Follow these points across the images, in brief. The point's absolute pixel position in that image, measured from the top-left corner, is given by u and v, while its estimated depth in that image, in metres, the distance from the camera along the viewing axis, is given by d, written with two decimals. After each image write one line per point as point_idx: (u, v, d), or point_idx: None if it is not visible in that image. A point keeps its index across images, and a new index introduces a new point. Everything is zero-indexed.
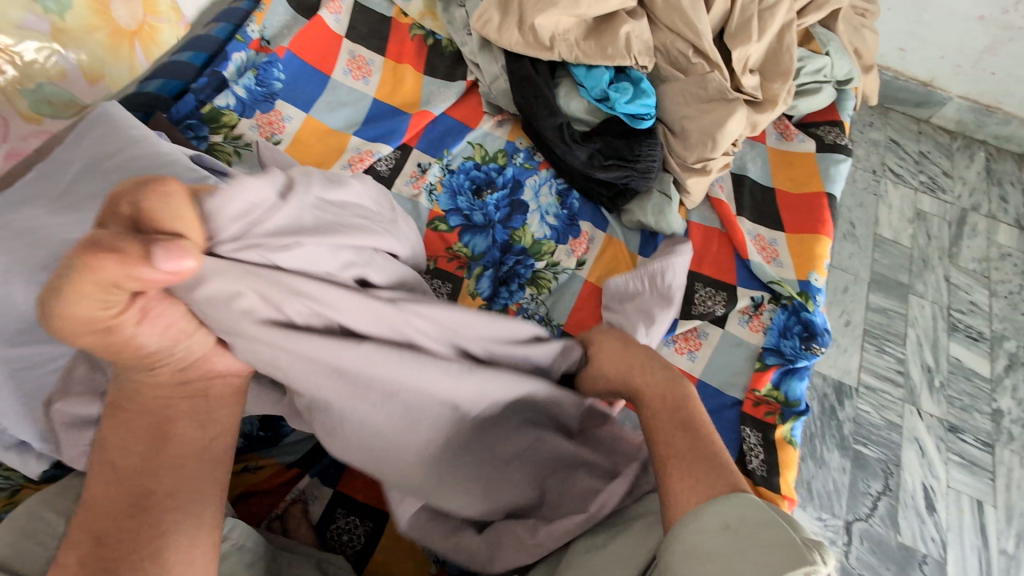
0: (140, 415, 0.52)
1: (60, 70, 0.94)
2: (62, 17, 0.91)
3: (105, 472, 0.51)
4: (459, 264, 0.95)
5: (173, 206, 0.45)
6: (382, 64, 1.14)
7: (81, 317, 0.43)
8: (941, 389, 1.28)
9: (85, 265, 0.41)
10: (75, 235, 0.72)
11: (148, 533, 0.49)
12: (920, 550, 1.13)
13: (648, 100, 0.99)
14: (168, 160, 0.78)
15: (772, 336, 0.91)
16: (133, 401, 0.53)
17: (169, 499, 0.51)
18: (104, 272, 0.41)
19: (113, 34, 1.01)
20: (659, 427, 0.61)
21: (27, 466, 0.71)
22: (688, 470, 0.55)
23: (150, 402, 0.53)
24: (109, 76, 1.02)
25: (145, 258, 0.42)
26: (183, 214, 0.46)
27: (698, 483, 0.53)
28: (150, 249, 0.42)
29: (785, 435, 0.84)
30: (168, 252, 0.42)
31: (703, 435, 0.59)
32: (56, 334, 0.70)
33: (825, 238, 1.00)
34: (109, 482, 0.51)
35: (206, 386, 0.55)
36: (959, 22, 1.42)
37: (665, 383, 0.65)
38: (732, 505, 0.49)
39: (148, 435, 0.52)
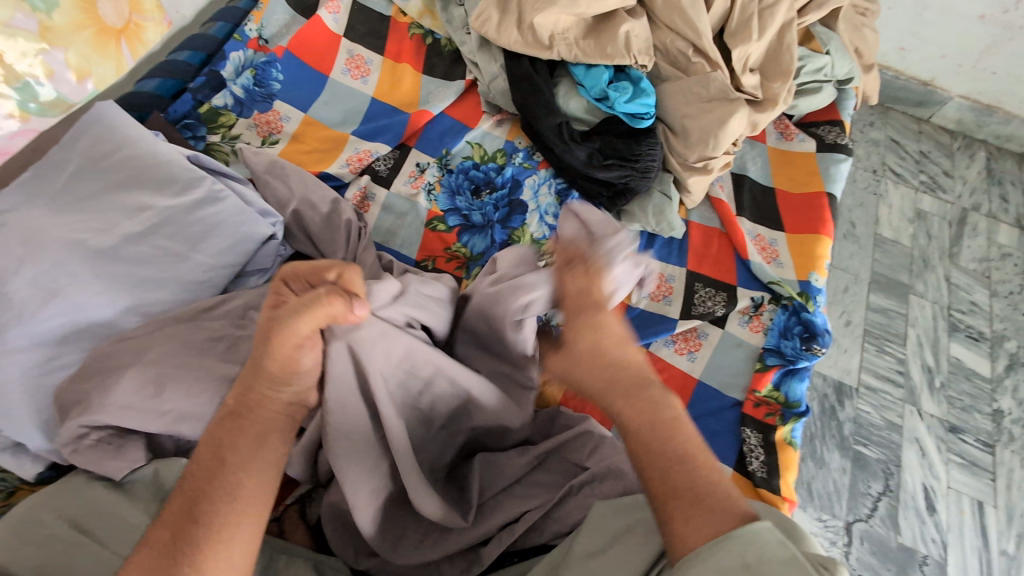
0: (256, 421, 0.55)
1: (46, 69, 0.83)
2: (50, 15, 0.80)
3: (212, 459, 0.52)
4: (458, 264, 0.96)
5: (351, 273, 0.59)
6: (381, 63, 1.14)
7: (285, 347, 0.55)
8: (941, 389, 1.28)
9: (311, 301, 0.55)
10: (74, 236, 0.73)
11: (222, 520, 0.49)
12: (920, 551, 1.13)
13: (647, 99, 0.98)
14: (165, 161, 0.81)
15: (772, 337, 0.91)
16: (260, 405, 0.56)
17: (253, 492, 0.52)
18: (321, 308, 0.55)
19: (99, 33, 0.90)
20: (644, 455, 0.53)
21: (21, 468, 0.68)
22: (690, 508, 0.49)
23: (265, 410, 0.56)
24: (96, 73, 0.93)
25: (347, 306, 0.56)
26: (353, 277, 0.59)
27: (703, 520, 0.48)
28: (350, 300, 0.57)
29: (786, 437, 0.84)
30: (359, 303, 0.57)
31: (700, 464, 0.52)
32: (49, 334, 0.68)
33: (826, 239, 0.99)
34: (207, 470, 0.51)
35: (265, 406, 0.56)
36: (960, 22, 1.42)
37: (649, 406, 0.56)
38: (749, 541, 0.45)
39: (253, 439, 0.54)
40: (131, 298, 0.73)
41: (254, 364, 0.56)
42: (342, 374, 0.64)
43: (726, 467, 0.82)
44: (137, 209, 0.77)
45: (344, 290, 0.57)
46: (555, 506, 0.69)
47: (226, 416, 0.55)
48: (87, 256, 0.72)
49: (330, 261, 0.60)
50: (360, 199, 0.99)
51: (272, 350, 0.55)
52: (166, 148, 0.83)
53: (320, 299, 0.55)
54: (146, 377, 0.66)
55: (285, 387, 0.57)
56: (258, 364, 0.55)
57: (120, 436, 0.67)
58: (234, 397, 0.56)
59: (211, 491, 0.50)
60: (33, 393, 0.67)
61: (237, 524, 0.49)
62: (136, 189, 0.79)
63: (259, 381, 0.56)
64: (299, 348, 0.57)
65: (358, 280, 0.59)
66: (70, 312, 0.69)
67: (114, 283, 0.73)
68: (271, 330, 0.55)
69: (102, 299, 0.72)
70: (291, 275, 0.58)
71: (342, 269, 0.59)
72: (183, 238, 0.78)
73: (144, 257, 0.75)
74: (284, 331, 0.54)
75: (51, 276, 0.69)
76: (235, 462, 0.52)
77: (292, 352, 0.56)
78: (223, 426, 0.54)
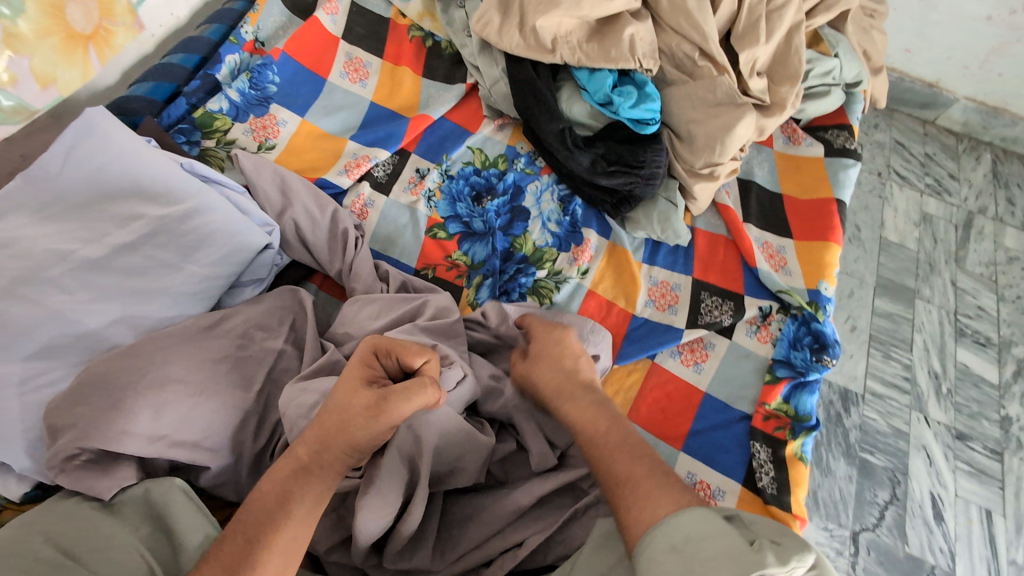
0: (320, 478, 0.57)
1: (9, 75, 0.85)
2: (14, 22, 0.83)
3: (272, 498, 0.55)
4: (458, 273, 0.93)
5: (428, 358, 0.64)
6: (380, 66, 1.11)
7: (373, 431, 0.58)
8: (948, 396, 1.26)
9: (415, 385, 0.59)
10: (61, 247, 0.71)
11: (268, 566, 0.51)
12: (928, 561, 1.10)
13: (653, 104, 0.95)
14: (145, 169, 0.78)
15: (781, 348, 0.89)
16: (329, 463, 0.58)
17: (297, 543, 0.54)
18: (422, 392, 0.59)
19: (66, 39, 0.90)
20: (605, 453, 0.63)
21: (6, 488, 0.66)
22: (636, 494, 0.57)
23: (333, 468, 0.58)
24: (62, 81, 0.92)
25: (437, 399, 0.61)
26: (431, 363, 0.64)
27: (647, 504, 0.55)
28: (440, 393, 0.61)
29: (797, 452, 0.81)
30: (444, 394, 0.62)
31: (635, 454, 0.61)
32: (32, 349, 0.66)
33: (835, 247, 0.97)
34: (269, 508, 0.54)
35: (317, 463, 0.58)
36: (966, 23, 1.39)
37: (601, 413, 0.67)
38: (680, 521, 0.52)
39: (314, 497, 0.56)
40: (121, 310, 0.71)
41: (341, 426, 0.58)
42: (402, 446, 0.65)
43: (735, 483, 0.80)
44: (128, 219, 0.75)
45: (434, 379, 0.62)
46: (557, 530, 0.69)
47: (296, 471, 0.57)
48: (75, 268, 0.71)
49: (415, 350, 0.64)
50: (358, 206, 0.97)
51: (373, 424, 0.58)
52: (155, 154, 0.79)
53: (429, 390, 0.59)
54: (140, 396, 0.65)
55: (355, 452, 0.59)
56: (347, 429, 0.58)
57: (108, 456, 0.65)
58: (307, 448, 0.58)
59: (271, 535, 0.52)
60: (17, 411, 0.64)
61: (279, 574, 0.52)
62: (126, 198, 0.76)
63: (336, 443, 0.58)
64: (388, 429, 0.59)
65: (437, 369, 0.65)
66: (56, 326, 0.67)
67: (104, 296, 0.71)
68: (375, 410, 0.58)
69: (90, 312, 0.69)
70: (383, 348, 0.63)
71: (429, 358, 0.64)
72: (175, 247, 0.76)
73: (137, 268, 0.74)
74: (392, 412, 0.58)
75: (37, 290, 0.68)
76: (292, 515, 0.54)
77: (384, 431, 0.59)
78: (293, 478, 0.56)
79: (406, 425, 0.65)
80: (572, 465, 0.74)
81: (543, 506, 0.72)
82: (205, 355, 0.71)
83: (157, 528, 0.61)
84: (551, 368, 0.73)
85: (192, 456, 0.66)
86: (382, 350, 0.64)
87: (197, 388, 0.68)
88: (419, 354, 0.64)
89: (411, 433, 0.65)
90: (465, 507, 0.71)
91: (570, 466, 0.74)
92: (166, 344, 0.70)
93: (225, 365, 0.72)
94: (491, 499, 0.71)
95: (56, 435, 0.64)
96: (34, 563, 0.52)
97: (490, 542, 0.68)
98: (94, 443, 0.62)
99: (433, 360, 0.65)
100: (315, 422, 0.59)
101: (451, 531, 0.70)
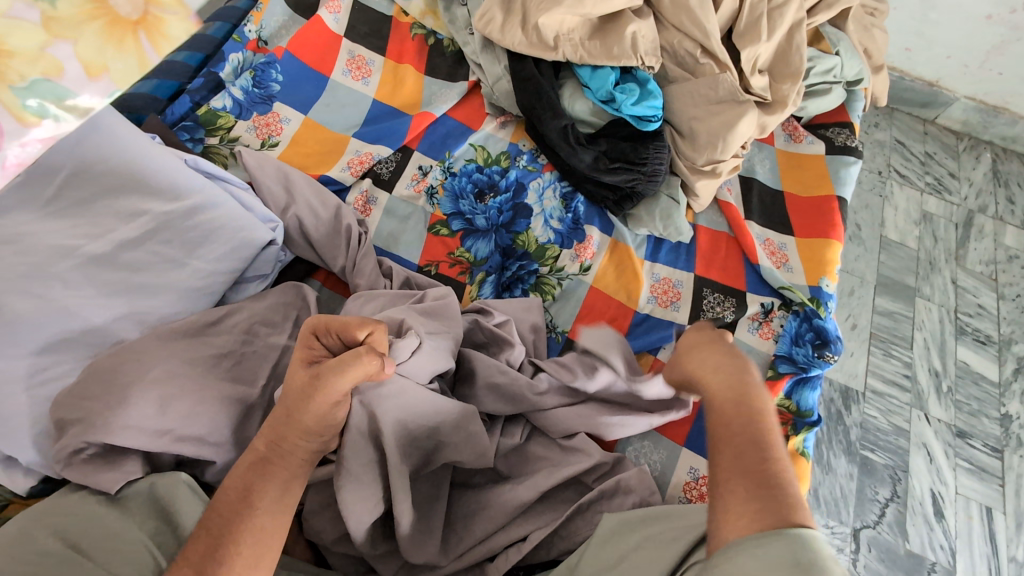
0: (284, 467, 0.56)
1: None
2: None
3: (239, 490, 0.54)
4: (461, 269, 0.94)
5: (370, 329, 0.62)
6: (382, 64, 1.11)
7: (313, 413, 0.58)
8: (949, 394, 1.26)
9: (344, 360, 0.57)
10: (67, 242, 0.71)
11: (239, 564, 0.50)
12: (928, 558, 1.11)
13: (655, 101, 0.96)
14: (152, 166, 0.78)
15: (784, 344, 0.89)
16: (289, 452, 0.57)
17: (271, 531, 0.53)
18: (355, 367, 0.57)
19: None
20: (725, 437, 0.53)
21: (13, 481, 0.67)
22: (752, 488, 0.47)
23: (295, 458, 0.58)
24: None
25: (378, 370, 0.59)
26: (375, 333, 0.62)
27: (761, 504, 0.46)
28: (383, 365, 0.60)
29: (798, 448, 0.82)
30: (388, 363, 0.60)
31: (773, 454, 0.50)
32: (38, 344, 0.66)
33: (836, 244, 0.97)
34: (235, 504, 0.52)
35: (286, 450, 0.57)
36: (967, 22, 1.39)
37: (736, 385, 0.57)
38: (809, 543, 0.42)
39: (279, 485, 0.55)
40: (126, 306, 0.71)
41: (289, 413, 0.57)
42: (360, 426, 0.66)
43: None
44: (133, 214, 0.75)
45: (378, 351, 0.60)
46: (561, 525, 0.69)
47: (255, 463, 0.55)
48: (80, 263, 0.71)
49: (355, 320, 0.62)
50: (361, 203, 0.97)
51: (312, 404, 0.57)
52: (158, 152, 0.80)
53: (357, 361, 0.57)
54: (144, 390, 0.65)
55: (315, 437, 0.59)
56: (294, 418, 0.57)
57: (113, 450, 0.65)
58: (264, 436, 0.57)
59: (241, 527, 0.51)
60: (23, 406, 0.64)
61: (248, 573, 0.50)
62: (131, 194, 0.77)
63: (291, 431, 0.57)
64: (335, 405, 0.59)
65: (384, 338, 0.63)
66: (62, 321, 0.68)
67: (109, 291, 0.71)
68: (310, 386, 0.57)
69: (96, 307, 0.70)
70: (322, 327, 0.62)
71: (374, 328, 0.62)
72: (180, 243, 0.76)
73: (143, 263, 0.74)
74: (327, 389, 0.57)
75: (42, 285, 0.68)
76: (259, 507, 0.53)
77: (329, 409, 0.59)
78: (253, 472, 0.55)
79: (357, 400, 0.66)
80: (574, 461, 0.74)
81: (547, 500, 0.72)
82: (209, 349, 0.72)
83: (162, 522, 0.61)
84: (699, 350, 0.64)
85: (197, 451, 0.66)
86: (323, 329, 0.62)
87: (201, 383, 0.69)
88: (359, 326, 0.61)
89: (364, 409, 0.66)
90: (469, 502, 0.72)
91: (573, 461, 0.74)
92: (171, 339, 0.71)
93: (230, 359, 0.73)
94: (495, 493, 0.71)
95: (62, 429, 0.64)
96: (40, 557, 0.52)
97: (494, 536, 0.69)
98: (99, 436, 0.62)
99: (378, 331, 0.62)
100: (271, 414, 0.59)
101: (454, 525, 0.70)
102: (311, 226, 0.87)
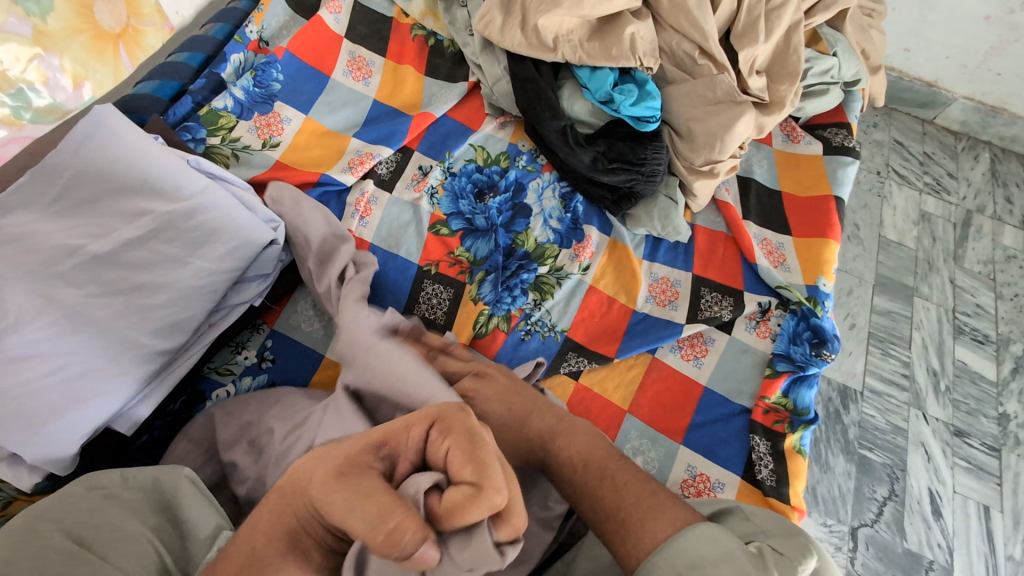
0: (293, 526, 0.47)
1: (41, 75, 0.88)
2: (44, 20, 0.85)
3: (243, 553, 0.46)
4: (460, 269, 0.94)
5: (461, 491, 0.44)
6: (383, 65, 1.12)
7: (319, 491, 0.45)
8: (947, 393, 1.27)
9: (372, 502, 0.42)
10: (71, 242, 0.72)
11: None
12: (926, 556, 1.11)
13: (653, 102, 0.97)
14: (156, 164, 0.79)
15: (781, 343, 0.90)
16: (297, 500, 0.47)
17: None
18: (387, 515, 0.41)
19: (96, 38, 0.94)
20: (587, 484, 0.61)
21: (18, 479, 0.68)
22: (633, 516, 0.57)
23: (305, 513, 0.47)
24: (93, 80, 0.97)
25: (387, 553, 0.40)
26: (467, 504, 0.43)
27: (645, 525, 0.56)
28: (396, 554, 0.40)
29: (794, 445, 0.83)
30: (409, 560, 0.41)
31: (632, 472, 0.62)
32: (43, 342, 0.67)
33: (833, 243, 0.98)
34: (237, 562, 0.46)
35: (295, 505, 0.48)
36: (965, 22, 1.40)
37: (576, 432, 0.67)
38: (686, 543, 0.53)
39: (285, 542, 0.47)
40: (127, 304, 0.72)
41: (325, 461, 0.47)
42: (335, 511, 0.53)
43: (734, 475, 0.82)
44: (136, 214, 0.76)
45: (423, 534, 0.41)
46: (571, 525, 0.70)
47: (278, 509, 0.48)
48: (82, 262, 0.72)
49: (476, 450, 0.46)
50: (362, 204, 0.97)
51: (326, 483, 0.44)
52: (161, 152, 0.80)
53: (390, 518, 0.40)
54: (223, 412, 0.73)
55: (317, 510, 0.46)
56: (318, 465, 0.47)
57: None
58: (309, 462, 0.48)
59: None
60: (28, 403, 0.65)
61: None
62: (134, 193, 0.77)
63: (311, 476, 0.47)
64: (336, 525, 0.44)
65: (465, 518, 0.43)
66: (67, 319, 0.69)
67: (110, 288, 0.72)
68: (349, 468, 0.45)
69: (97, 306, 0.71)
70: (443, 430, 0.47)
71: (476, 489, 0.43)
72: (183, 242, 0.76)
73: (144, 262, 0.74)
74: (337, 495, 0.43)
75: (48, 283, 0.69)
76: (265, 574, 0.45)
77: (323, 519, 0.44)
78: (270, 524, 0.47)
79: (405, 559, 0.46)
80: None
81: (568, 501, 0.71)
82: None
83: (165, 519, 0.61)
84: (498, 395, 0.72)
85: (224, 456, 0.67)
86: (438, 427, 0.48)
87: None
88: (466, 462, 0.45)
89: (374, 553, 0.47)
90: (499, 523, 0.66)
91: None
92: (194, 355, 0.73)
93: None
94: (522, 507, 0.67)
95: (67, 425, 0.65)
96: (46, 553, 0.52)
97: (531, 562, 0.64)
98: None
99: (470, 501, 0.43)
100: (320, 457, 0.47)
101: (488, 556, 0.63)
102: (318, 284, 0.85)
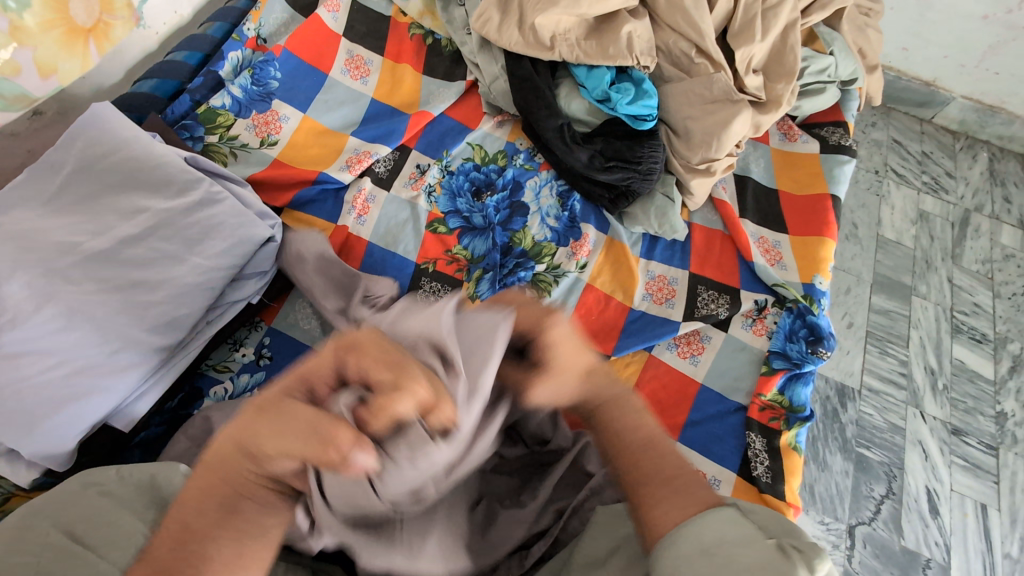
0: (224, 482, 0.49)
1: (12, 67, 0.81)
2: (22, 15, 0.78)
3: (178, 528, 0.48)
4: (458, 267, 0.94)
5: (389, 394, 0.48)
6: (381, 64, 1.12)
7: (252, 437, 0.48)
8: (944, 392, 1.27)
9: (307, 422, 0.47)
10: (69, 239, 0.72)
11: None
12: (923, 554, 1.12)
13: (650, 101, 0.98)
14: (160, 161, 0.80)
15: (777, 341, 0.90)
16: (221, 463, 0.50)
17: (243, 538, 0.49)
18: (322, 429, 0.46)
19: (70, 32, 0.86)
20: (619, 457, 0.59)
21: (16, 475, 0.69)
22: (659, 494, 0.55)
23: (236, 470, 0.49)
24: (63, 73, 0.88)
25: (332, 457, 0.46)
26: (392, 399, 0.48)
27: (669, 505, 0.54)
28: (337, 454, 0.46)
29: (791, 442, 0.83)
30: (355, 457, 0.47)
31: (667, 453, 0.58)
32: (40, 339, 0.67)
33: (830, 241, 0.98)
34: (174, 537, 0.48)
35: (222, 466, 0.50)
36: (963, 22, 1.40)
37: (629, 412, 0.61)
38: (709, 526, 0.51)
39: (221, 505, 0.49)
40: (125, 301, 0.72)
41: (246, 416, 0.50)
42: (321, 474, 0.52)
43: (730, 472, 0.82)
44: (133, 211, 0.76)
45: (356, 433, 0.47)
46: (560, 530, 0.68)
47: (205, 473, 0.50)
48: (80, 260, 0.72)
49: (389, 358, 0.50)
50: (360, 201, 0.98)
51: (259, 425, 0.48)
52: (162, 149, 0.81)
53: (325, 432, 0.46)
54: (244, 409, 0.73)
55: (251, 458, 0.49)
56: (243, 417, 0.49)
57: None
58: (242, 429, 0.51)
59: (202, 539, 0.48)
60: (25, 399, 0.66)
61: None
62: (133, 190, 0.78)
63: (233, 433, 0.50)
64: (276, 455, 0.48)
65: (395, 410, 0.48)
66: (64, 316, 0.69)
67: (107, 286, 0.72)
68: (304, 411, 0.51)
69: (94, 303, 0.71)
70: (350, 350, 0.51)
71: (396, 384, 0.48)
72: (181, 240, 0.77)
73: (142, 260, 0.74)
74: (273, 425, 0.48)
75: (45, 280, 0.69)
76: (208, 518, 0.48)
77: (262, 456, 0.48)
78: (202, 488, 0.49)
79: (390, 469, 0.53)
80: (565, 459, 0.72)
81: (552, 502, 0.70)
82: None
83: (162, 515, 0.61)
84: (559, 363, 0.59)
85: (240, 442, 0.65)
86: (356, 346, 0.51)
87: None
88: (383, 368, 0.49)
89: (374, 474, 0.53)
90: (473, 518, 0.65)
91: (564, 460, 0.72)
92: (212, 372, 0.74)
93: None
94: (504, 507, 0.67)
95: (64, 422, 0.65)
96: (44, 548, 0.53)
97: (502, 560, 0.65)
98: None
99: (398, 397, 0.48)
100: (240, 410, 0.51)
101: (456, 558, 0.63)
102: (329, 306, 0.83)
